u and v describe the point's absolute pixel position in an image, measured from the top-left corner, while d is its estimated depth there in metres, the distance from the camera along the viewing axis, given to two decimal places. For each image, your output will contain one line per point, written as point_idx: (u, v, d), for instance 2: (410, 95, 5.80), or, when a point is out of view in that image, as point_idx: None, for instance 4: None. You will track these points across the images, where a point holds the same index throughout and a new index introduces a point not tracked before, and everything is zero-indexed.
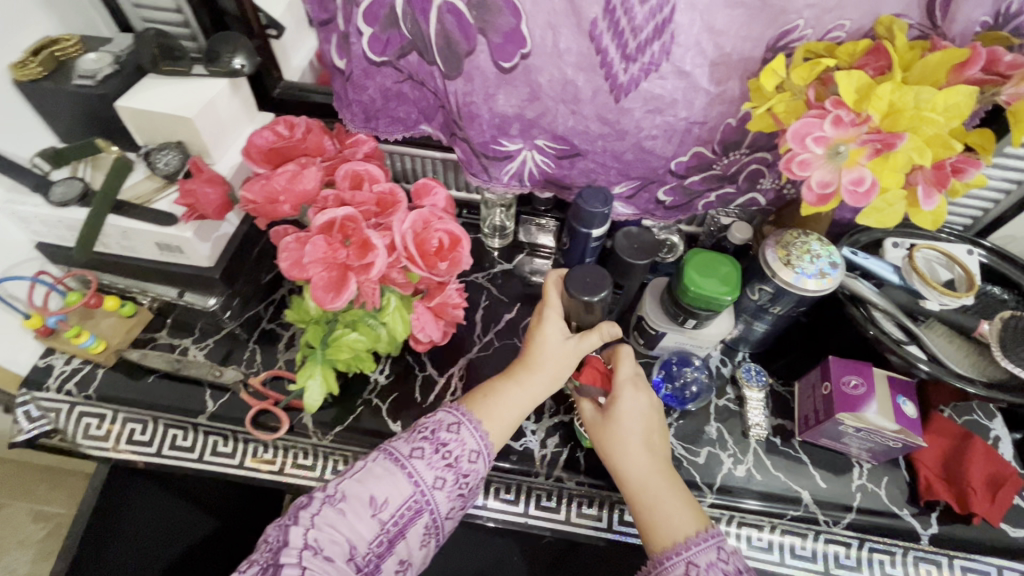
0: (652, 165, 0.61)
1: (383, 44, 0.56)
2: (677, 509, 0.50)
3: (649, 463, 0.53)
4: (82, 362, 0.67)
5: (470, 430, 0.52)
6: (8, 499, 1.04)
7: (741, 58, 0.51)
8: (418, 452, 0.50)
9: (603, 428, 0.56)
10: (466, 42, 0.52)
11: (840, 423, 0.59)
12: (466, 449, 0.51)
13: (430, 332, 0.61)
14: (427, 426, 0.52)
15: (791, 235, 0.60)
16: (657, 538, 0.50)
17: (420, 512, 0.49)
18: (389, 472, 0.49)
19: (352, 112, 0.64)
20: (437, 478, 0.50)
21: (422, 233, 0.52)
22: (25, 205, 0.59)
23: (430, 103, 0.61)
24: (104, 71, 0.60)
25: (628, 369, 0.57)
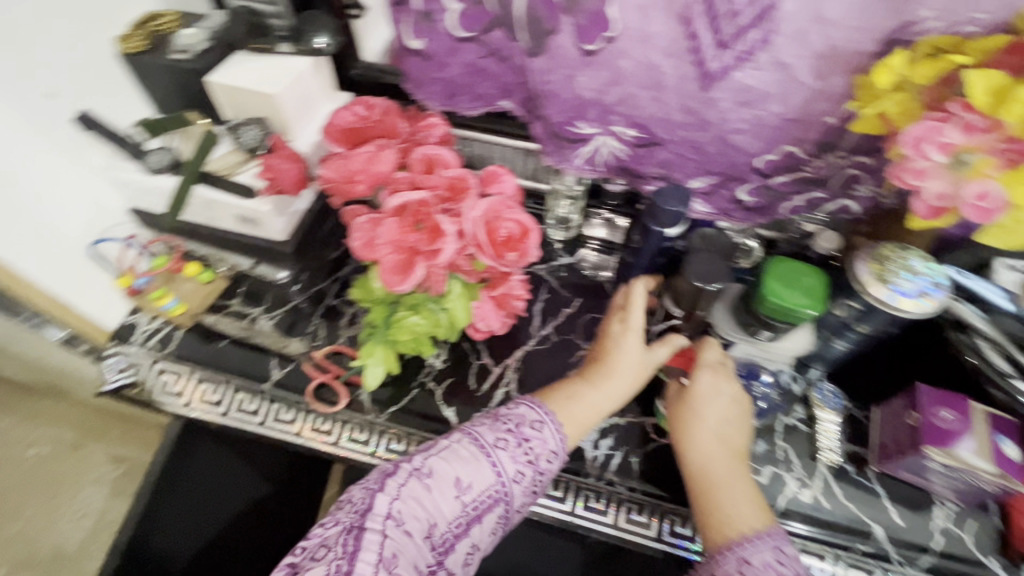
0: (734, 160, 0.58)
1: (471, 20, 0.53)
2: (743, 503, 0.49)
3: (720, 454, 0.52)
4: (162, 324, 0.71)
5: (552, 431, 0.51)
6: (89, 440, 1.25)
7: (850, 53, 0.47)
8: (502, 443, 0.49)
9: (679, 408, 0.55)
10: (550, 20, 0.50)
11: (926, 458, 0.54)
12: (545, 450, 0.50)
13: (490, 323, 0.61)
14: (510, 419, 0.51)
15: (887, 249, 0.54)
16: (716, 529, 0.48)
17: (497, 502, 0.48)
18: (476, 459, 0.48)
19: (432, 90, 0.63)
20: (518, 472, 0.49)
21: (493, 221, 0.51)
22: (123, 170, 0.63)
23: (513, 75, 0.57)
24: (198, 46, 0.62)
25: (712, 356, 0.56)
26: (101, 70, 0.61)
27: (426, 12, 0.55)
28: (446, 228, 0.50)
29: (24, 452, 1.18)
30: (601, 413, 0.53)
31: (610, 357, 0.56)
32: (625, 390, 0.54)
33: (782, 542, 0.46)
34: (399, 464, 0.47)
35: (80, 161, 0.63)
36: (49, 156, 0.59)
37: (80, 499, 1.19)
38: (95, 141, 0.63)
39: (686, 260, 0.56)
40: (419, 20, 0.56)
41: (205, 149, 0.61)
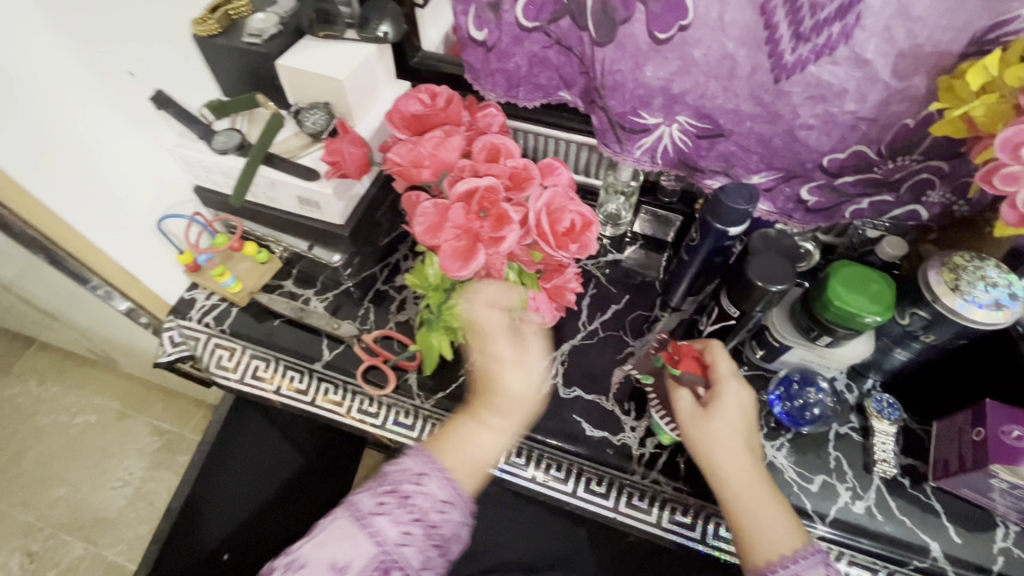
0: (799, 156, 0.56)
1: (536, 8, 0.54)
2: (775, 518, 0.49)
3: (745, 466, 0.52)
4: (219, 300, 0.73)
5: (438, 479, 0.51)
6: (134, 412, 1.37)
7: (935, 51, 0.45)
8: (382, 507, 0.49)
9: (704, 427, 0.53)
10: (624, 8, 0.50)
11: (992, 475, 0.52)
12: (433, 501, 0.51)
13: (544, 314, 0.58)
14: (393, 478, 0.51)
15: (960, 258, 0.53)
16: (757, 550, 0.49)
17: (389, 570, 0.48)
18: (351, 533, 0.48)
19: (493, 82, 0.63)
20: (403, 533, 0.49)
21: (555, 212, 0.51)
22: (191, 149, 0.64)
23: (576, 67, 0.59)
24: (270, 31, 0.63)
25: (726, 366, 0.55)
26: (180, 53, 0.63)
27: (494, 3, 0.55)
28: (511, 218, 0.50)
29: (71, 420, 1.37)
30: (502, 447, 0.54)
31: (506, 387, 0.55)
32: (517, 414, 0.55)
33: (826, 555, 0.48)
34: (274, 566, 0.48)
35: (152, 138, 0.66)
36: (122, 126, 0.63)
37: (123, 467, 1.31)
38: (166, 119, 0.66)
39: (747, 261, 0.55)
40: (483, 10, 0.56)
41: (272, 132, 0.63)
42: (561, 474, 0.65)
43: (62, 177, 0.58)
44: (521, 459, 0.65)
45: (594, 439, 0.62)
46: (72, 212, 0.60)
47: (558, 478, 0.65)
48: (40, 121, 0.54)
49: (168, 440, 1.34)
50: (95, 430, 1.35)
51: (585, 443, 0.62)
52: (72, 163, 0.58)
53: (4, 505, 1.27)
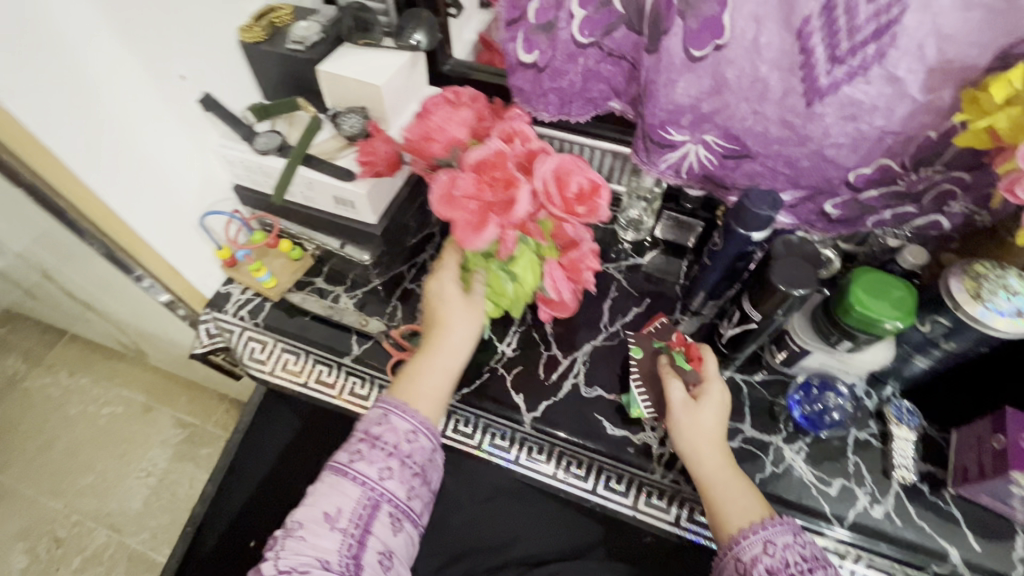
0: (827, 174, 0.57)
1: (593, 25, 0.55)
2: (746, 496, 0.52)
3: (723, 452, 0.55)
4: (253, 294, 0.76)
5: (404, 416, 0.56)
6: (160, 405, 1.41)
7: (964, 66, 0.46)
8: (359, 454, 0.53)
9: (693, 416, 0.55)
10: (666, 19, 0.50)
11: (1013, 482, 0.52)
12: (400, 435, 0.55)
13: (563, 292, 0.59)
14: (362, 428, 0.55)
15: (981, 266, 0.54)
16: (727, 523, 0.51)
17: (378, 505, 0.52)
18: (337, 484, 0.52)
19: (547, 101, 0.64)
20: (382, 470, 0.53)
21: (563, 178, 0.49)
22: (231, 149, 0.67)
23: (625, 74, 0.61)
24: (312, 38, 0.66)
25: (715, 367, 0.58)
26: (225, 58, 0.67)
27: (546, 24, 0.56)
28: (521, 180, 0.49)
29: (99, 411, 1.41)
30: (450, 368, 0.60)
31: (449, 315, 0.61)
32: (463, 332, 0.61)
33: (796, 528, 0.51)
34: (272, 545, 0.50)
35: (197, 137, 0.69)
36: (168, 126, 0.66)
37: (147, 458, 1.35)
38: (211, 121, 0.69)
39: (775, 263, 0.56)
40: (533, 32, 0.57)
41: (311, 132, 0.66)
42: (582, 471, 0.67)
43: (110, 170, 0.60)
44: (542, 455, 0.68)
45: (616, 438, 0.63)
46: (121, 203, 0.63)
47: (579, 475, 0.67)
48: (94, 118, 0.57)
49: (192, 432, 1.37)
50: (123, 421, 1.39)
51: (606, 441, 0.63)
52: (122, 160, 0.61)
53: (32, 491, 1.31)
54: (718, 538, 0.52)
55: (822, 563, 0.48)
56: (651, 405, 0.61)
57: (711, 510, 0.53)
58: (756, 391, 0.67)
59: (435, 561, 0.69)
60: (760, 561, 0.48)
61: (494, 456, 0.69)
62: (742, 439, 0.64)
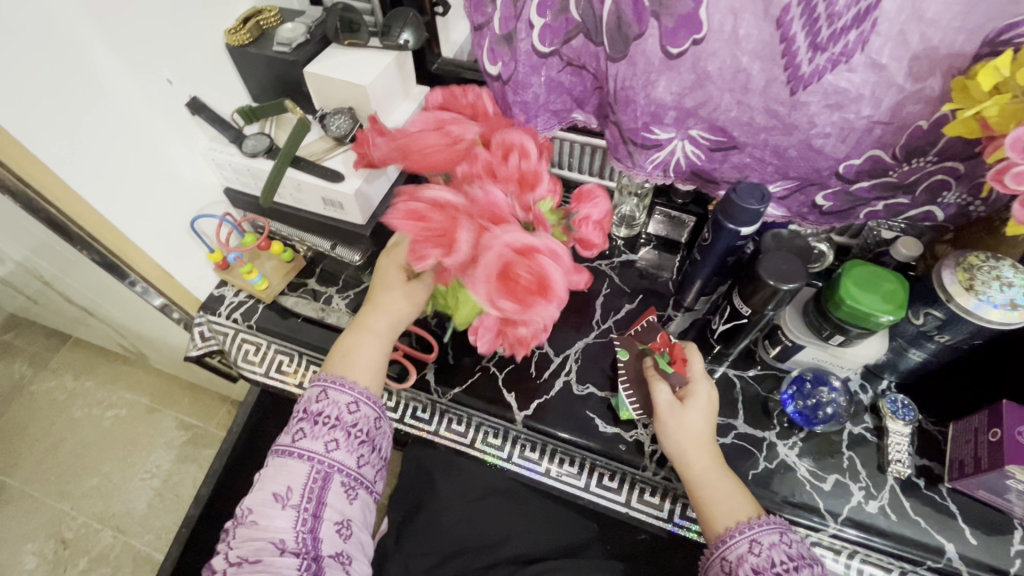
0: (816, 165, 0.56)
1: (552, 33, 0.55)
2: (734, 494, 0.52)
3: (710, 452, 0.54)
4: (247, 297, 0.77)
5: (343, 393, 0.54)
6: (163, 407, 1.42)
7: (951, 53, 0.45)
8: (301, 433, 0.53)
9: (680, 418, 0.55)
10: (638, 24, 0.50)
11: (1009, 476, 0.51)
12: (342, 407, 0.54)
13: (480, 344, 0.55)
14: (303, 408, 0.55)
15: (975, 257, 0.52)
16: (715, 522, 0.51)
17: (328, 476, 0.52)
18: (282, 463, 0.52)
19: (513, 115, 0.64)
20: (328, 442, 0.53)
21: (527, 253, 0.46)
22: (222, 152, 0.68)
23: (589, 85, 0.61)
24: (298, 40, 0.66)
25: (699, 368, 0.58)
26: (212, 59, 0.67)
27: (507, 35, 0.57)
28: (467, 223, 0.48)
29: (104, 413, 1.42)
30: (389, 338, 0.58)
31: (385, 295, 0.58)
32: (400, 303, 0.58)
33: (785, 527, 0.51)
34: (225, 535, 0.51)
35: (186, 141, 0.69)
36: (160, 134, 0.65)
37: (151, 459, 1.36)
38: (200, 125, 0.69)
39: (760, 260, 0.56)
40: (497, 42, 0.58)
41: (299, 136, 0.66)
42: (574, 469, 0.66)
43: (98, 176, 0.60)
44: (535, 453, 0.67)
45: (608, 436, 0.63)
46: (109, 209, 0.63)
47: (571, 473, 0.66)
48: (84, 125, 0.57)
49: (195, 434, 1.39)
50: (127, 423, 1.41)
51: (597, 438, 0.63)
52: (108, 165, 0.61)
53: (40, 492, 1.32)
54: (708, 537, 0.52)
55: (808, 562, 0.48)
56: (640, 408, 0.60)
57: (699, 510, 0.53)
58: (750, 387, 0.66)
59: (428, 560, 0.69)
60: (747, 560, 0.48)
61: (487, 455, 0.69)
62: (735, 435, 0.63)
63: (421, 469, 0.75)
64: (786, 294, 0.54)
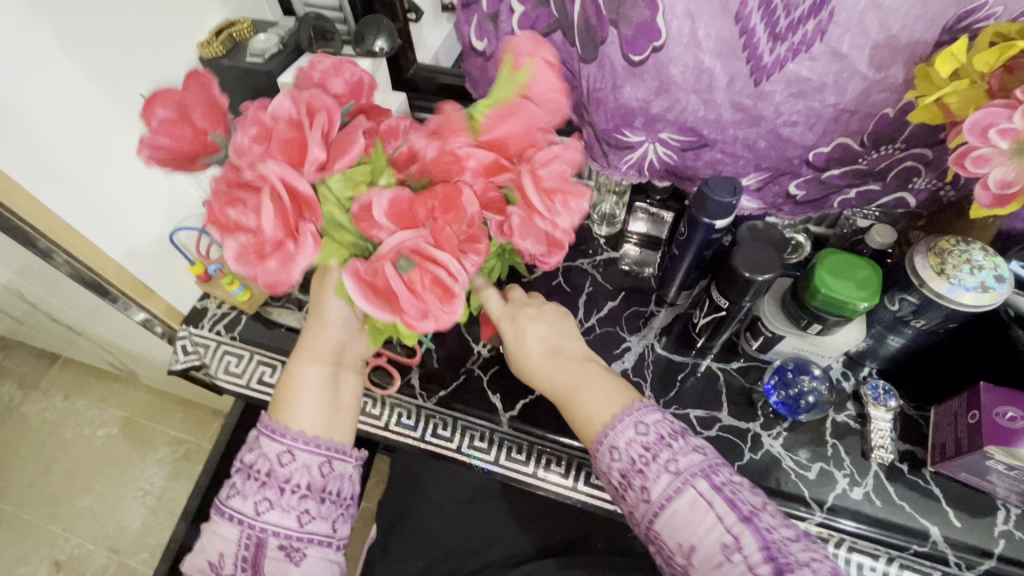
0: (786, 153, 0.57)
1: (530, 22, 0.57)
2: (589, 397, 0.51)
3: (559, 362, 0.55)
4: (230, 308, 0.77)
5: (274, 441, 0.50)
6: (156, 423, 1.41)
7: (910, 41, 0.46)
8: (233, 492, 0.49)
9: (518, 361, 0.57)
10: (600, 31, 0.52)
11: (989, 457, 0.52)
12: (273, 459, 0.49)
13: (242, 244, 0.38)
14: (241, 460, 0.51)
15: (946, 242, 0.53)
16: (587, 430, 0.51)
17: (263, 541, 0.47)
18: (215, 528, 0.48)
19: (489, 91, 0.67)
20: (258, 503, 0.48)
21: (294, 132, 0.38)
22: (200, 166, 0.69)
23: (565, 81, 0.61)
24: (270, 51, 0.66)
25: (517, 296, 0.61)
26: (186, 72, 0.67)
27: (493, 13, 0.58)
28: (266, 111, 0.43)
29: (95, 432, 1.41)
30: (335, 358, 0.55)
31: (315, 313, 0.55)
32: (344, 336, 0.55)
33: (641, 412, 0.49)
34: None
35: None
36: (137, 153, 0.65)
37: (145, 476, 1.35)
38: None
39: (736, 251, 0.56)
40: (483, 20, 0.60)
41: None
42: (561, 468, 0.66)
43: (60, 192, 0.60)
44: (521, 455, 0.67)
45: None
46: (73, 218, 0.63)
47: (558, 472, 0.66)
48: (50, 148, 0.57)
49: (188, 449, 1.38)
50: (118, 441, 1.40)
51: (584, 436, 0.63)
52: (77, 182, 0.61)
53: (33, 515, 1.31)
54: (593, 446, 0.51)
55: (664, 445, 0.46)
56: None
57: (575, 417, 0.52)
58: (734, 380, 0.67)
59: (420, 561, 0.69)
60: (614, 470, 0.47)
61: (472, 458, 0.68)
62: (720, 428, 0.63)
63: (410, 474, 0.76)
64: (760, 283, 0.55)
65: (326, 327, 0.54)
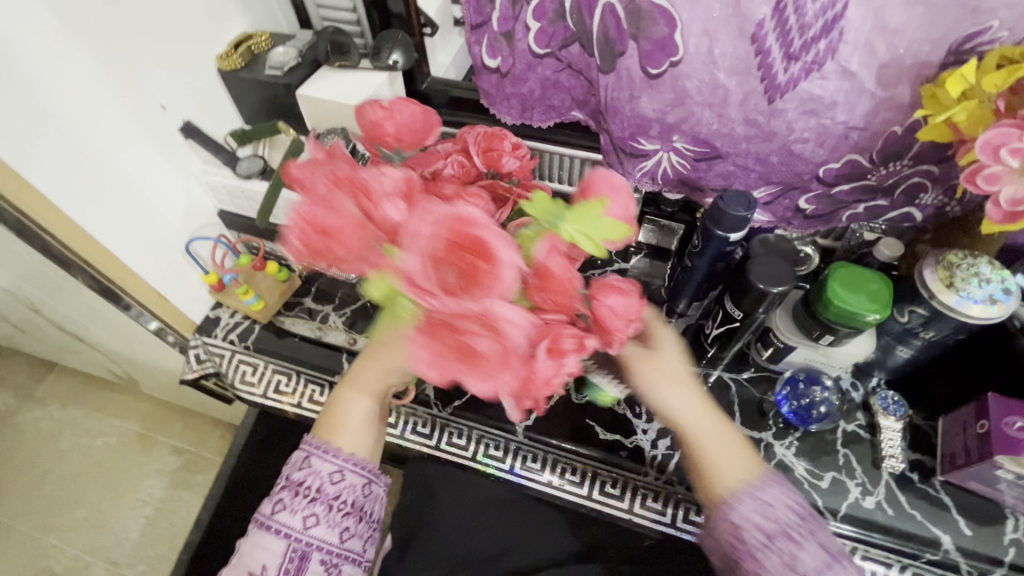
0: (797, 169, 0.59)
1: (548, 37, 0.60)
2: (717, 447, 0.44)
3: (687, 398, 0.46)
4: (243, 318, 0.77)
5: (320, 463, 0.48)
6: (155, 433, 1.40)
7: (917, 62, 0.48)
8: (279, 506, 0.48)
9: (650, 369, 0.47)
10: (620, 43, 0.54)
11: (998, 466, 0.53)
12: (324, 478, 0.48)
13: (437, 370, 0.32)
14: (284, 473, 0.49)
15: (955, 256, 0.54)
16: (714, 482, 0.43)
17: (306, 557, 0.47)
18: (258, 541, 0.47)
19: (509, 105, 0.69)
20: (306, 518, 0.47)
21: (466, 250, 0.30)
22: (216, 175, 0.70)
23: (584, 88, 0.65)
24: (290, 64, 0.67)
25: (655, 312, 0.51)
26: (205, 86, 0.68)
27: (505, 32, 0.61)
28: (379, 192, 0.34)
29: (93, 442, 1.40)
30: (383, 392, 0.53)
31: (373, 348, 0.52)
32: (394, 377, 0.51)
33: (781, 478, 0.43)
34: None
35: (180, 166, 0.69)
36: (156, 160, 0.66)
37: (144, 487, 1.33)
38: (194, 148, 0.70)
39: (749, 264, 0.57)
40: (495, 39, 0.62)
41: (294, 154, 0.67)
42: (576, 477, 0.67)
43: (87, 206, 0.60)
44: (537, 464, 0.68)
45: (609, 442, 0.64)
46: (101, 231, 0.63)
47: (573, 481, 0.67)
48: (78, 159, 0.57)
49: (188, 459, 1.36)
50: (116, 451, 1.38)
51: (599, 446, 0.64)
52: (99, 192, 0.61)
53: (29, 526, 1.29)
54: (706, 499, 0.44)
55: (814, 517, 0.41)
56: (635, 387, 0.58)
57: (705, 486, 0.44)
58: (744, 390, 0.68)
59: None
60: (751, 525, 0.41)
61: (489, 467, 0.70)
62: None
63: None
64: (775, 295, 0.56)
65: (385, 367, 0.50)
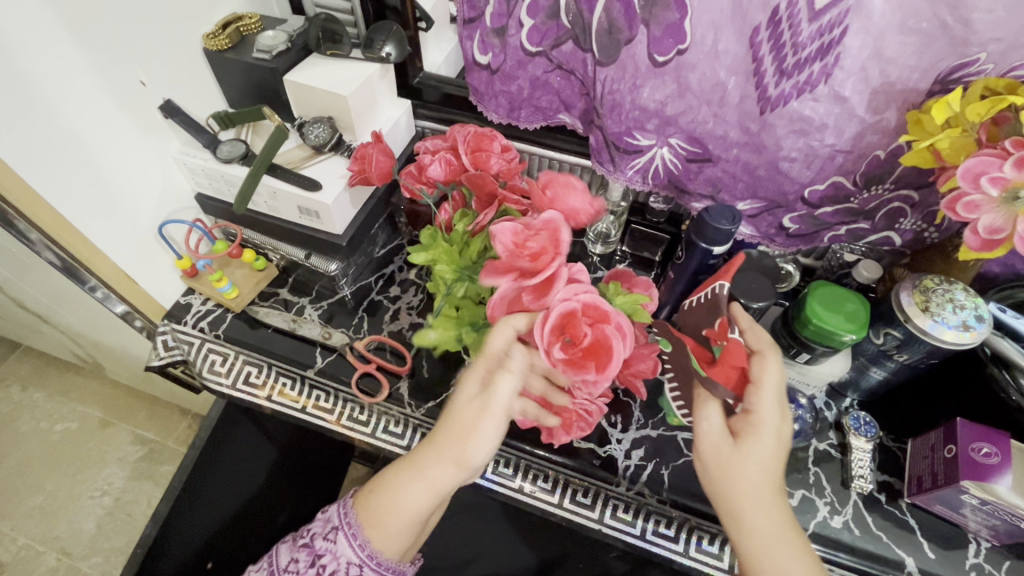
0: (783, 187, 0.59)
1: (541, 34, 0.59)
2: None
3: (773, 517, 0.44)
4: (214, 306, 0.75)
5: (347, 540, 0.52)
6: (119, 421, 1.35)
7: (905, 89, 0.48)
8: (295, 564, 0.54)
9: (728, 460, 0.46)
10: (629, 29, 0.52)
11: (964, 492, 0.53)
12: (341, 561, 0.52)
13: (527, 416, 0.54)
14: (311, 531, 0.55)
15: (931, 281, 0.55)
16: None
17: None
18: None
19: (497, 103, 0.68)
20: None
21: (598, 317, 0.44)
22: (196, 158, 0.67)
23: (576, 90, 0.64)
24: (278, 48, 0.66)
25: (769, 400, 0.47)
26: (191, 67, 0.66)
27: (499, 28, 0.61)
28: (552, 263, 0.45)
29: (52, 427, 1.35)
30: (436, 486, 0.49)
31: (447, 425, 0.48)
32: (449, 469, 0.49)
33: None
34: None
35: (160, 145, 0.67)
36: (130, 138, 0.63)
37: (103, 476, 1.29)
38: (175, 129, 0.68)
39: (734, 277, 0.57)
40: (488, 35, 0.62)
41: (276, 144, 0.64)
42: (548, 485, 0.66)
43: (58, 179, 0.58)
44: (508, 469, 0.67)
45: (582, 450, 0.63)
46: (65, 205, 0.59)
47: (545, 489, 0.66)
48: (49, 124, 0.55)
49: (151, 450, 1.32)
50: (78, 437, 1.33)
51: (570, 453, 0.63)
52: (68, 164, 0.58)
53: None
54: None
55: None
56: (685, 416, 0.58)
57: None
58: None
59: None
60: None
61: None
62: None
63: None
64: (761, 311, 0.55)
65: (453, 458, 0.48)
